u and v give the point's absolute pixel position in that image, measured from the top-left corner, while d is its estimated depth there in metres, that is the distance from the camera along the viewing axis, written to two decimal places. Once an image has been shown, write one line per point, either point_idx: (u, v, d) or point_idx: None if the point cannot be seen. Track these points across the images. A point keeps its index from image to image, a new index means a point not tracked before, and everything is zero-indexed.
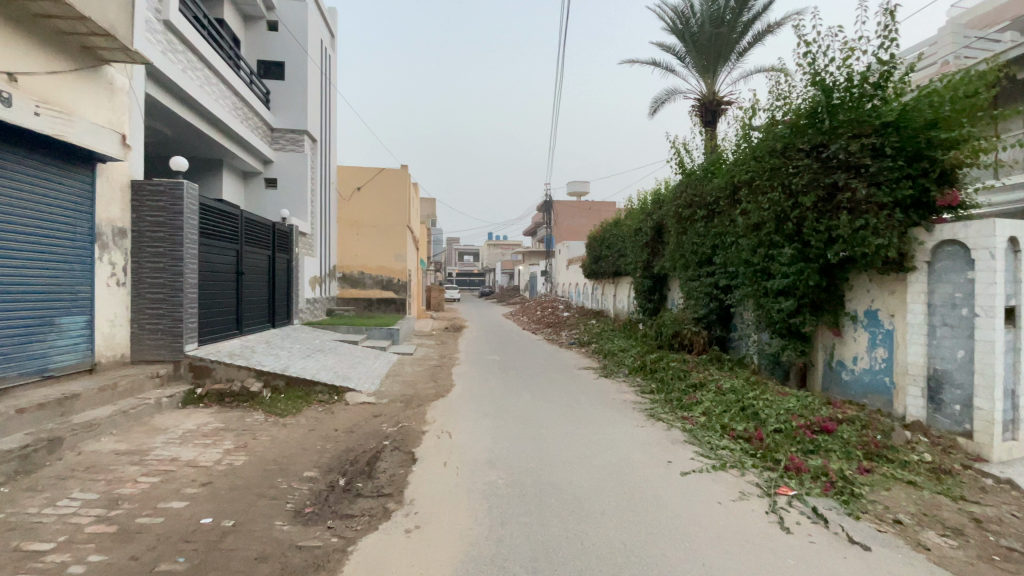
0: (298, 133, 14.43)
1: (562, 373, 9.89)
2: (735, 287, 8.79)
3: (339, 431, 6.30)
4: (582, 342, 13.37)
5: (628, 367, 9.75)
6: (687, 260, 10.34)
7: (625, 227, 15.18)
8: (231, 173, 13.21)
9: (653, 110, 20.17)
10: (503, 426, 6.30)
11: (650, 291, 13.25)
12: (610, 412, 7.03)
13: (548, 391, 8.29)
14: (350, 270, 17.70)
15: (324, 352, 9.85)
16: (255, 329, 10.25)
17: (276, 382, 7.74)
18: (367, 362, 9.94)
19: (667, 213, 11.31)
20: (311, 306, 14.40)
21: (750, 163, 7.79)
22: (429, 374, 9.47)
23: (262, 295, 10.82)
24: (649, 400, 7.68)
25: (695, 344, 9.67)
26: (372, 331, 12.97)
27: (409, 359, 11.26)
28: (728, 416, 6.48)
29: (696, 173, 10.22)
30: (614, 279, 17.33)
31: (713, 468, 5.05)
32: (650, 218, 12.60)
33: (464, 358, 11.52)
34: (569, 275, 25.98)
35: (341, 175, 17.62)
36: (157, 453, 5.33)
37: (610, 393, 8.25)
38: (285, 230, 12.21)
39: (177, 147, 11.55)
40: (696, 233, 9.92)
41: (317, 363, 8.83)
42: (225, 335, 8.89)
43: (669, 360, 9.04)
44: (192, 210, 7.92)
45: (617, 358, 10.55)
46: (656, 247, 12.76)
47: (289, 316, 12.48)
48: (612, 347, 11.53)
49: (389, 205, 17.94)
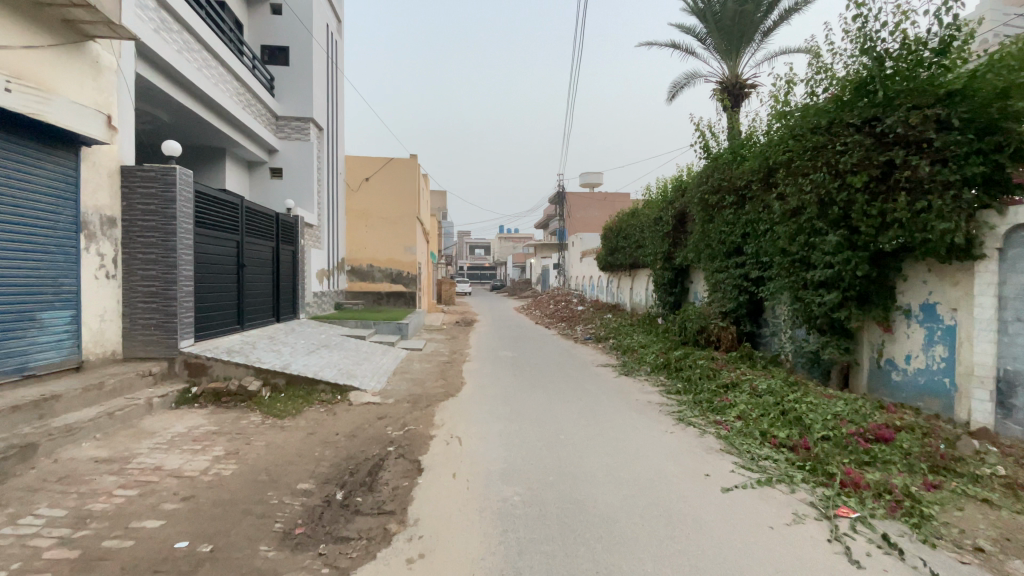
0: (303, 121, 13.93)
1: (579, 371, 9.28)
2: (768, 279, 8.14)
3: (341, 435, 5.79)
4: (599, 336, 12.74)
5: (650, 364, 9.12)
6: (713, 250, 9.66)
7: (644, 217, 14.50)
8: (235, 162, 12.77)
9: (671, 95, 19.47)
10: (519, 431, 5.75)
11: (671, 284, 12.57)
12: (635, 415, 6.43)
13: (566, 391, 7.72)
14: (360, 263, 17.24)
15: (330, 348, 9.36)
16: (258, 323, 9.82)
17: (276, 381, 7.25)
18: (374, 359, 9.42)
19: (692, 201, 10.61)
20: (318, 299, 13.94)
21: (790, 142, 7.11)
22: (439, 372, 8.92)
23: (266, 288, 10.38)
24: (676, 402, 7.06)
25: (722, 341, 9.03)
26: (380, 325, 12.47)
27: (419, 355, 10.74)
28: (767, 420, 5.85)
29: (724, 157, 9.52)
30: (631, 271, 16.66)
31: (757, 483, 4.44)
32: (672, 206, 11.90)
33: (475, 354, 10.98)
34: (583, 267, 25.31)
35: (349, 165, 17.13)
36: (140, 461, 4.88)
37: (634, 393, 7.66)
38: (289, 221, 11.73)
39: (177, 134, 11.11)
40: (724, 220, 9.24)
41: (321, 359, 8.33)
42: (225, 330, 8.45)
43: (697, 358, 8.39)
44: (186, 197, 7.46)
45: (639, 354, 9.92)
46: (678, 237, 12.09)
47: (294, 310, 12.03)
48: (632, 342, 10.89)
49: (399, 195, 17.44)
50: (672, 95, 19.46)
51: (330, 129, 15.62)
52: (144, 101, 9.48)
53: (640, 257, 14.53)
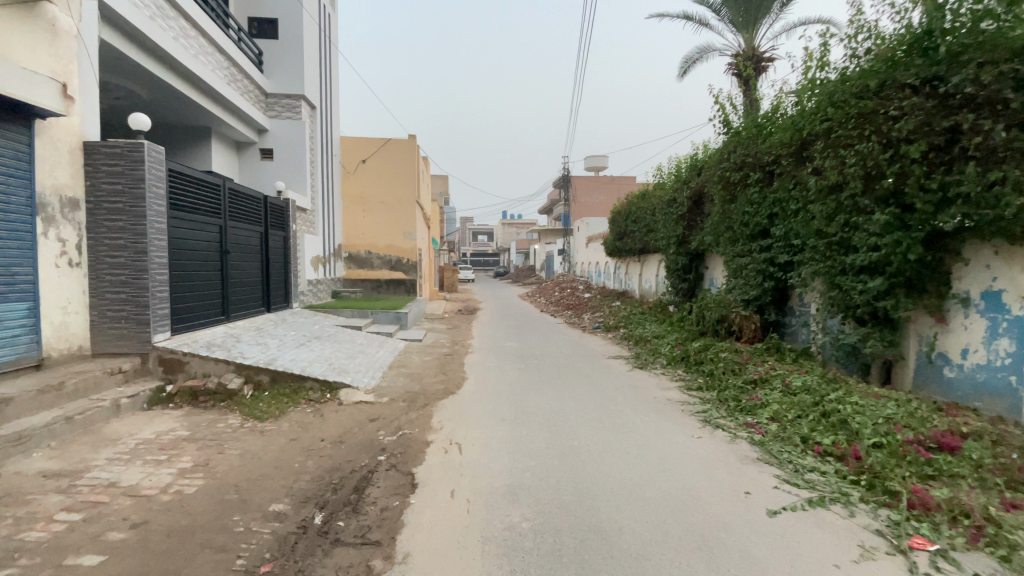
0: (294, 99, 13.13)
1: (589, 364, 8.58)
2: (799, 263, 7.42)
3: (326, 441, 5.15)
4: (608, 325, 12.03)
5: (667, 357, 8.42)
6: (734, 233, 8.90)
7: (655, 199, 13.72)
8: (222, 143, 12.03)
9: (683, 71, 18.56)
10: (528, 435, 5.12)
11: (685, 270, 11.84)
12: (656, 417, 5.74)
13: (575, 387, 7.06)
14: (357, 250, 16.47)
15: (321, 340, 8.71)
16: (245, 314, 9.17)
17: (259, 378, 6.60)
18: (369, 351, 8.75)
19: (710, 180, 9.84)
20: (313, 288, 13.26)
21: (831, 110, 6.33)
22: (438, 366, 8.25)
23: (254, 276, 9.71)
24: (700, 400, 6.36)
25: (744, 331, 8.35)
26: (377, 315, 11.81)
27: (418, 346, 10.08)
28: (808, 425, 5.17)
29: (748, 130, 8.71)
30: (641, 257, 15.92)
31: (809, 504, 3.78)
32: (688, 187, 11.10)
33: (478, 345, 10.32)
34: (589, 253, 24.56)
35: (345, 147, 16.33)
36: (93, 476, 4.26)
37: (651, 389, 7.00)
38: (280, 205, 11.03)
39: (156, 111, 10.36)
40: (746, 200, 8.49)
41: (310, 353, 7.66)
42: (206, 323, 7.80)
43: (719, 350, 7.69)
44: (157, 177, 6.77)
45: (653, 345, 9.22)
46: (694, 219, 11.34)
47: (287, 300, 11.36)
48: (645, 332, 10.18)
49: (398, 178, 16.67)
50: (683, 72, 18.56)
51: (324, 109, 14.81)
52: (117, 74, 8.73)
53: (651, 241, 13.76)
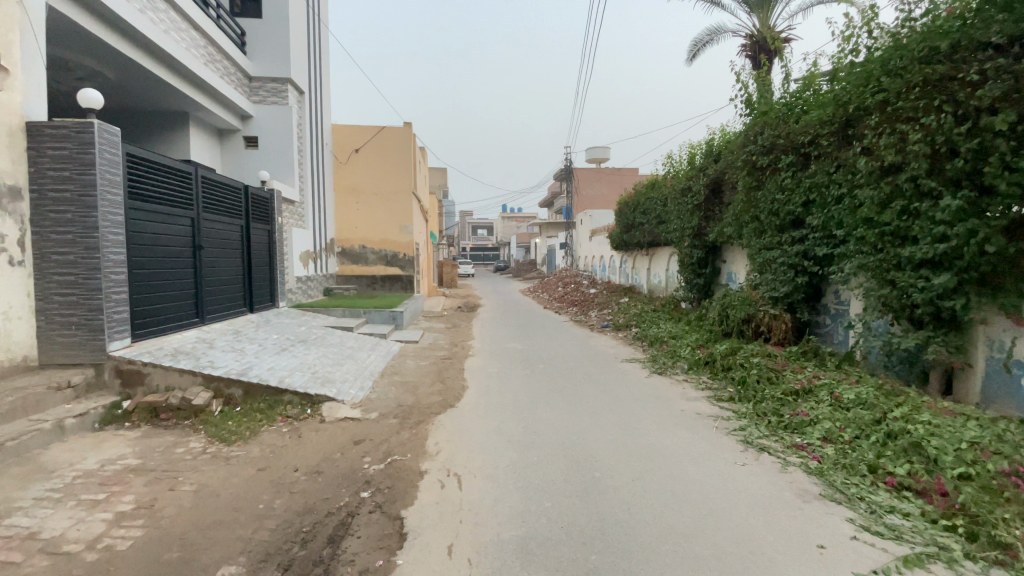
0: (281, 83, 12.21)
1: (602, 369, 7.75)
2: (840, 256, 6.61)
3: (301, 471, 4.32)
4: (618, 323, 11.18)
5: (689, 360, 7.58)
6: (762, 223, 8.05)
7: (666, 188, 12.88)
8: (203, 130, 11.14)
9: (691, 56, 17.68)
10: (542, 462, 4.32)
11: (701, 265, 11.01)
12: (689, 436, 4.93)
13: (590, 397, 6.22)
14: (351, 244, 15.56)
15: (306, 345, 7.87)
16: (223, 316, 8.32)
17: (231, 392, 5.77)
18: (358, 356, 7.91)
19: (733, 165, 8.98)
20: (303, 285, 12.43)
21: (888, 80, 5.50)
22: (436, 372, 7.42)
23: (235, 274, 8.86)
24: (735, 415, 5.54)
25: (774, 332, 7.54)
26: (371, 313, 10.98)
27: (414, 348, 9.24)
28: (874, 451, 4.35)
29: (778, 108, 7.85)
30: (649, 250, 15.09)
31: (905, 563, 2.98)
32: (706, 174, 10.23)
33: (478, 347, 9.48)
34: (593, 246, 23.72)
35: (337, 136, 15.44)
36: (8, 525, 3.44)
37: (675, 399, 6.19)
38: (263, 196, 10.16)
39: (125, 94, 9.45)
40: (775, 186, 7.66)
41: (292, 361, 6.83)
42: (174, 327, 6.96)
43: (750, 354, 6.86)
44: (112, 162, 5.90)
45: (672, 347, 8.38)
46: (711, 209, 10.52)
47: (273, 298, 10.51)
48: (661, 332, 9.34)
49: (393, 169, 15.78)
50: (692, 56, 17.66)
51: (314, 94, 13.91)
52: (76, 51, 7.84)
53: (662, 234, 12.92)
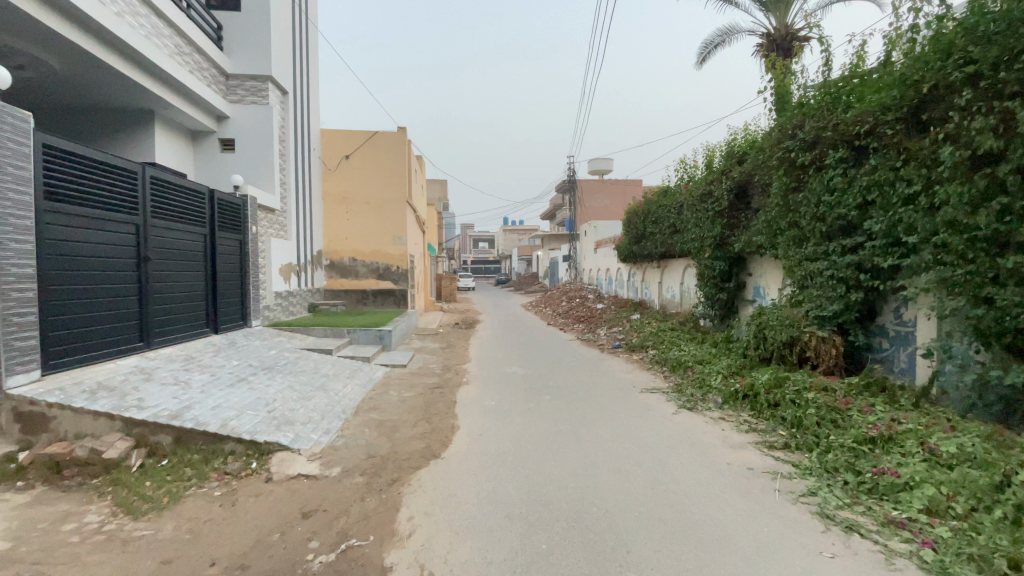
0: (261, 81, 11.12)
1: (619, 402, 6.53)
2: (910, 268, 5.44)
3: (219, 564, 3.12)
4: (632, 343, 9.97)
5: (724, 393, 6.36)
6: (804, 230, 6.90)
7: (682, 194, 11.70)
8: (171, 130, 10.07)
9: (701, 60, 16.68)
10: (551, 551, 3.13)
11: (724, 278, 9.84)
12: (745, 507, 3.73)
13: (609, 440, 5.02)
14: (340, 257, 14.35)
15: (269, 374, 6.65)
16: (176, 339, 7.14)
17: (159, 440, 4.59)
18: (332, 386, 6.70)
19: (764, 164, 7.85)
20: (284, 301, 11.25)
21: (979, 48, 4.41)
22: (422, 406, 6.20)
23: (194, 290, 7.70)
24: (798, 472, 4.31)
25: (824, 358, 6.34)
26: (355, 333, 9.80)
27: (400, 374, 8.01)
28: (1011, 537, 3.13)
29: (822, 96, 6.75)
30: (662, 262, 13.89)
31: None
32: (731, 177, 9.05)
33: (474, 373, 8.24)
34: (598, 258, 22.57)
35: (325, 141, 14.29)
36: None
37: (715, 445, 4.98)
38: (235, 202, 9.08)
39: (77, 87, 8.39)
40: (820, 186, 6.53)
41: (245, 396, 5.62)
42: (103, 355, 5.78)
43: (801, 388, 5.64)
44: (21, 154, 4.83)
45: (700, 375, 7.15)
46: (736, 217, 9.37)
47: (246, 317, 9.31)
48: (684, 356, 8.12)
49: (385, 175, 14.57)
50: (702, 60, 16.65)
51: (301, 96, 12.89)
52: (9, 34, 6.76)
53: (678, 244, 11.73)
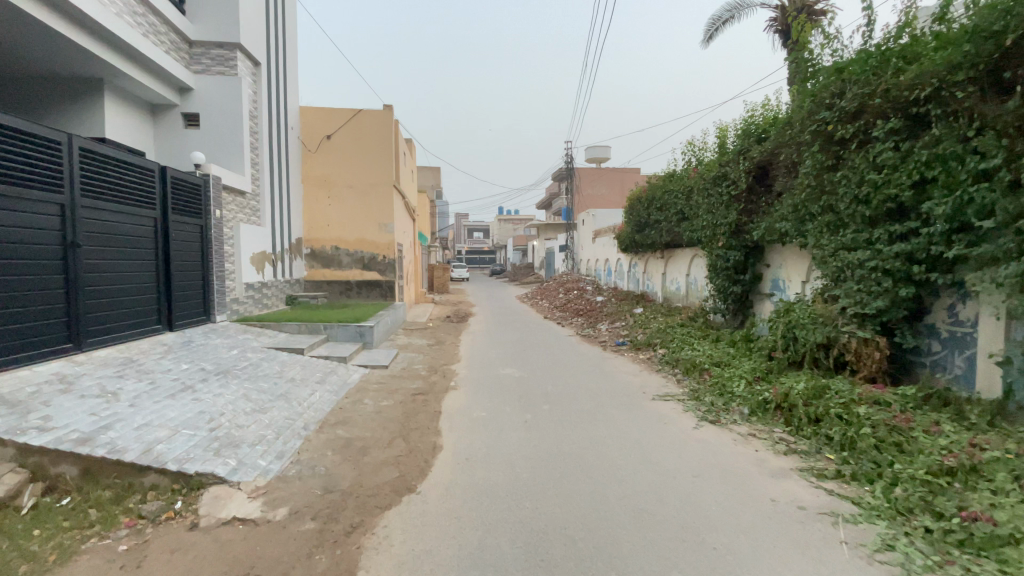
0: (228, 49, 9.97)
1: (629, 412, 5.64)
2: (981, 258, 4.56)
3: None
4: (638, 341, 9.08)
5: (751, 403, 5.49)
6: (842, 214, 6.00)
7: (691, 178, 10.76)
8: (122, 102, 8.95)
9: (708, 39, 15.52)
10: None
11: (739, 269, 8.96)
12: (809, 569, 2.86)
13: (622, 467, 4.14)
14: (322, 245, 13.34)
15: (223, 380, 5.69)
16: (117, 338, 6.17)
17: (63, 472, 3.64)
18: (296, 394, 5.75)
19: (793, 141, 6.92)
20: (258, 294, 10.28)
21: None
22: (400, 419, 5.26)
23: (140, 281, 6.71)
24: (862, 514, 3.45)
25: (866, 363, 5.48)
26: (332, 329, 8.86)
27: (380, 377, 7.08)
28: None
29: (867, 58, 5.81)
30: (667, 251, 12.97)
31: None
32: (750, 157, 8.11)
33: (463, 375, 7.31)
34: (597, 248, 21.64)
35: (305, 120, 13.24)
36: None
37: (751, 472, 4.11)
38: (195, 182, 8.07)
39: (8, 48, 7.29)
40: (865, 162, 5.62)
41: (185, 411, 4.67)
42: (18, 360, 4.80)
43: (848, 399, 4.77)
44: None
45: (720, 380, 6.27)
46: (754, 201, 8.44)
47: (209, 312, 8.31)
48: (699, 356, 7.24)
49: (370, 157, 13.43)
50: (709, 38, 15.53)
51: (276, 69, 11.76)
52: None
53: (686, 232, 10.81)
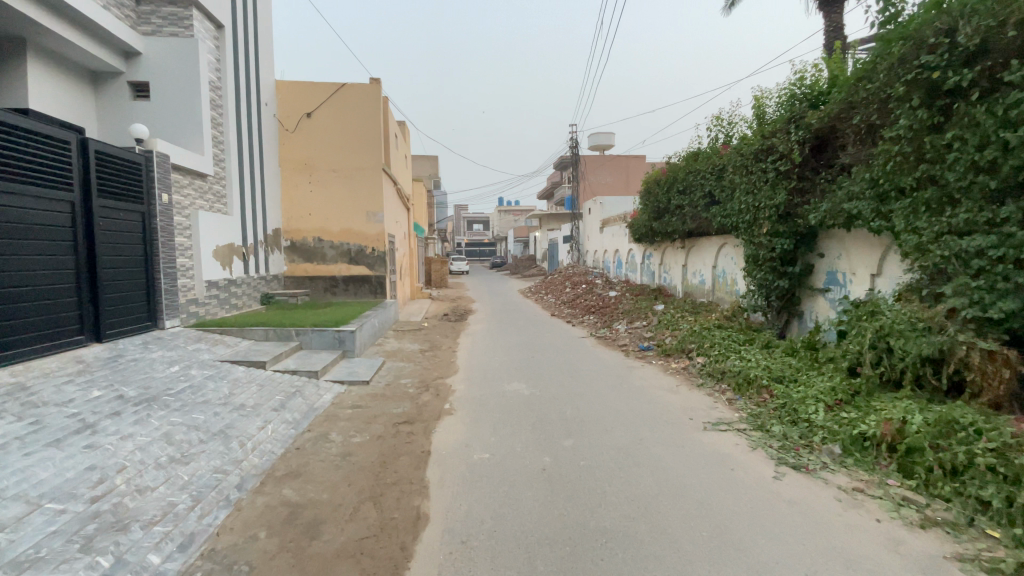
0: (182, 6, 8.48)
1: (679, 448, 4.27)
2: None
3: None
4: (666, 346, 7.71)
5: (841, 439, 4.13)
6: (951, 188, 4.59)
7: (723, 156, 9.33)
8: (52, 68, 7.49)
9: (729, 5, 14.00)
10: None
11: (786, 261, 7.56)
12: None
13: (695, 558, 2.79)
14: (303, 236, 11.94)
15: (144, 412, 4.33)
16: (15, 357, 4.82)
17: None
18: (241, 429, 4.37)
19: (873, 98, 5.49)
20: (225, 293, 8.89)
21: None
22: (374, 467, 3.89)
23: (53, 282, 5.35)
24: None
25: (996, 385, 4.09)
26: (306, 335, 7.48)
27: (358, 397, 5.71)
28: None
29: None
30: (691, 241, 11.54)
31: None
32: (807, 124, 6.68)
33: (462, 394, 5.94)
34: (606, 239, 20.17)
35: (282, 96, 11.78)
36: None
37: (889, 565, 2.75)
38: (133, 160, 6.67)
39: None
40: (992, 117, 4.20)
41: (65, 470, 3.30)
42: None
43: (998, 442, 3.39)
44: None
45: (788, 403, 4.90)
46: (807, 179, 7.03)
47: (156, 318, 6.94)
48: (751, 367, 5.86)
49: (354, 137, 11.96)
50: (730, 5, 14.02)
51: (244, 34, 10.28)
52: None
53: (716, 219, 9.41)
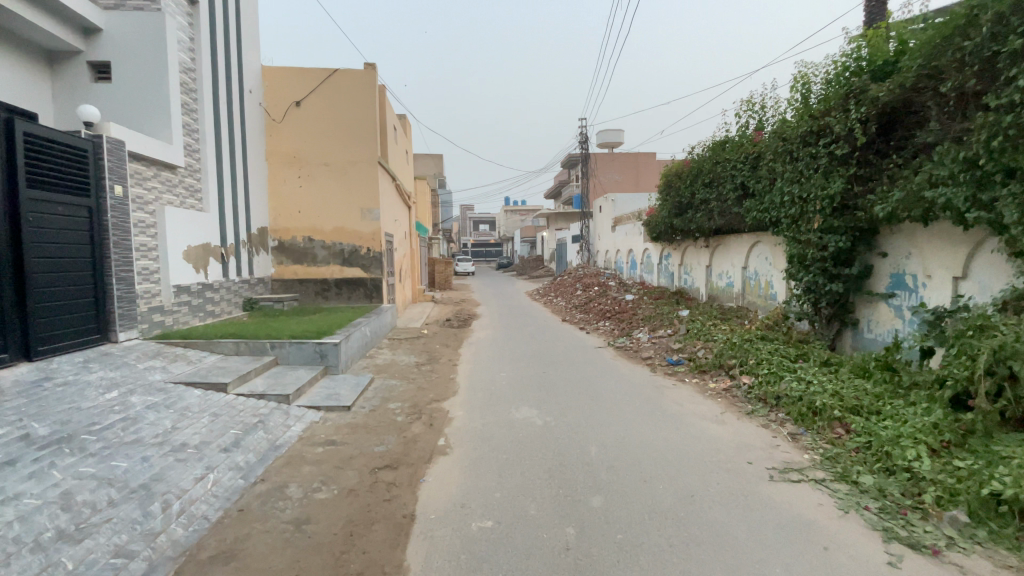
0: None
1: (745, 511, 3.22)
2: None
3: None
4: (699, 361, 6.66)
5: (969, 503, 3.03)
6: None
7: (758, 144, 8.27)
8: None
9: None
10: None
11: (841, 261, 6.48)
12: None
13: None
14: (292, 235, 10.98)
15: (48, 459, 3.35)
16: None
17: None
18: (172, 482, 3.37)
19: (970, 58, 4.39)
20: (198, 299, 7.94)
21: None
22: (336, 543, 2.86)
23: None
24: None
25: None
26: (283, 349, 6.50)
27: (334, 429, 4.70)
28: None
29: None
30: (718, 240, 10.45)
31: None
32: (871, 99, 5.59)
33: (460, 424, 4.91)
34: (619, 239, 19.07)
35: (269, 84, 10.86)
36: None
37: None
38: (78, 146, 5.71)
39: None
40: None
41: None
42: None
43: None
44: None
45: (877, 445, 3.82)
46: (870, 166, 5.96)
47: (107, 329, 5.99)
48: (814, 393, 4.79)
49: (347, 127, 10.98)
50: None
51: (224, 13, 9.33)
52: None
53: (750, 215, 8.35)
